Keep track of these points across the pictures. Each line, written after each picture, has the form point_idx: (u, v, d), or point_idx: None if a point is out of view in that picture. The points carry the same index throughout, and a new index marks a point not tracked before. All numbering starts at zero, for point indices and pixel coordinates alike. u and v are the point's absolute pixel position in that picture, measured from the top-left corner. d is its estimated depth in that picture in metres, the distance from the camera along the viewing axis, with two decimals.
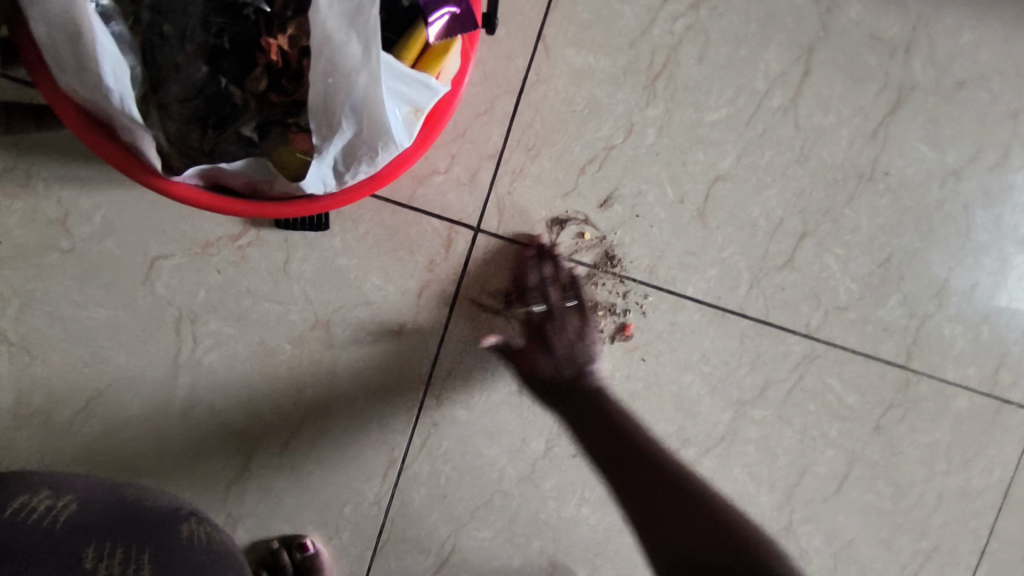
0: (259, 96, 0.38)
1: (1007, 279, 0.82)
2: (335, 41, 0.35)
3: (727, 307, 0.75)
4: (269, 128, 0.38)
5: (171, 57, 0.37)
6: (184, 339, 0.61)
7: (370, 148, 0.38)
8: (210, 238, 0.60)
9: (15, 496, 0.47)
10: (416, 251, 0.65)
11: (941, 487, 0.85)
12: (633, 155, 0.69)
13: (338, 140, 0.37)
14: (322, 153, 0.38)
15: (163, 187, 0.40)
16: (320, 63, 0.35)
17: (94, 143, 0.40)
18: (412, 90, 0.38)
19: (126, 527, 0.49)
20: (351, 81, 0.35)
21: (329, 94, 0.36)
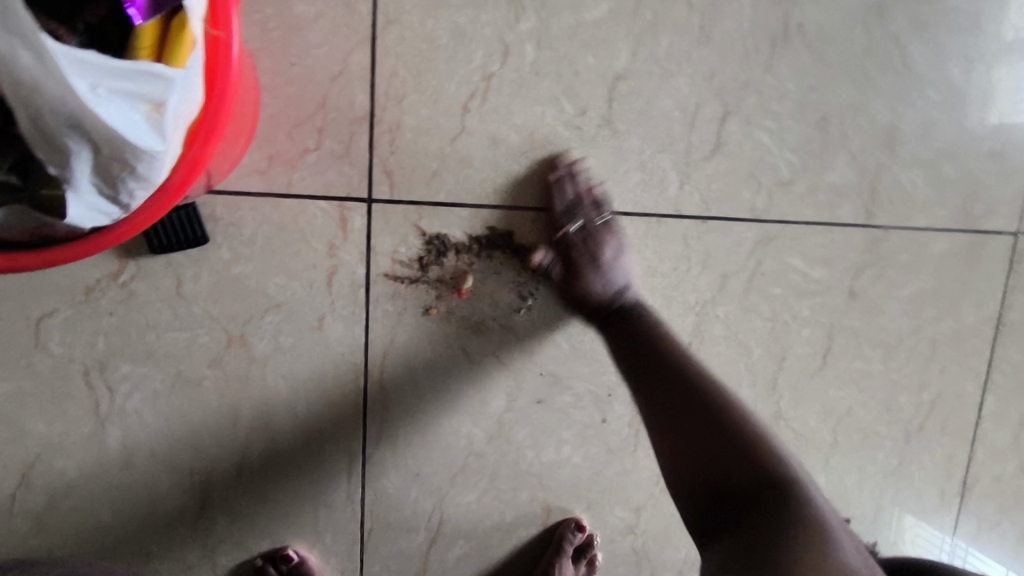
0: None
1: (958, 105, 0.75)
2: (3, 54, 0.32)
3: (662, 212, 0.70)
4: (27, 164, 0.38)
5: None
6: (98, 391, 0.59)
7: (121, 163, 0.36)
8: (90, 283, 0.57)
9: None
10: (313, 239, 0.61)
11: (931, 336, 0.81)
12: (517, 78, 0.64)
13: (81, 163, 0.36)
14: (74, 183, 0.37)
15: None
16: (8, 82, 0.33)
17: None
18: (138, 85, 0.35)
19: None
20: (47, 96, 0.33)
21: (39, 117, 0.34)
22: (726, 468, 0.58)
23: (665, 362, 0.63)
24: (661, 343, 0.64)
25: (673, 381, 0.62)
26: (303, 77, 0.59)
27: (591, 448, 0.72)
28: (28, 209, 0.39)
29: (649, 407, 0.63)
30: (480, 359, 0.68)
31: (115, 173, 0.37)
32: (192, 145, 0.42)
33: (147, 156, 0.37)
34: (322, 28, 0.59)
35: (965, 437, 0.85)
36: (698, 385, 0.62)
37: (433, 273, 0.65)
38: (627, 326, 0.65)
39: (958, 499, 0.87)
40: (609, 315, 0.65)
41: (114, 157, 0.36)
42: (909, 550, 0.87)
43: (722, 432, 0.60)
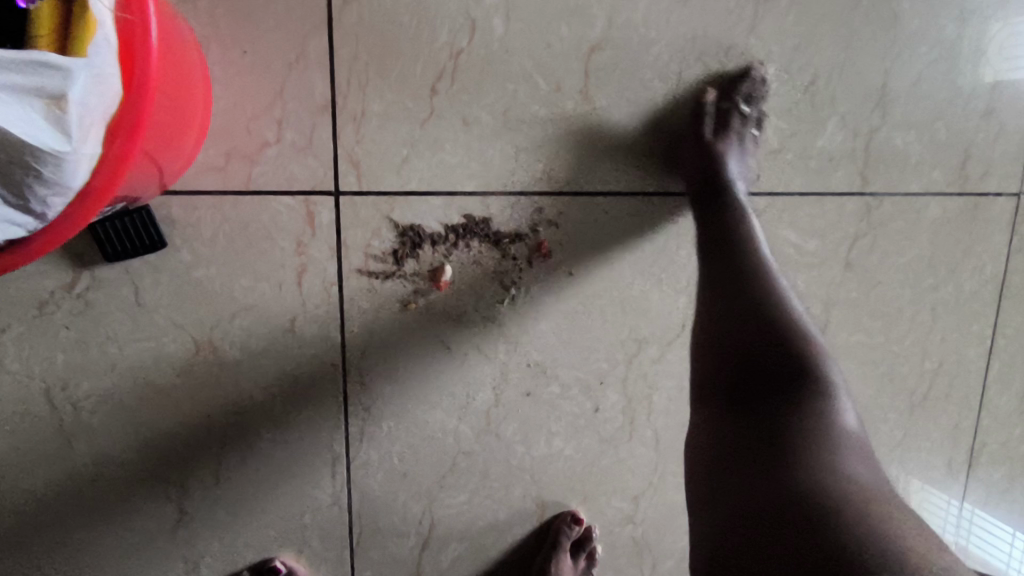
0: None
1: (952, 60, 0.72)
2: None
3: (648, 189, 0.67)
4: None
5: None
6: (60, 409, 0.56)
7: (22, 164, 0.34)
8: (43, 295, 0.54)
9: None
10: (279, 237, 0.58)
11: (932, 304, 0.78)
12: (486, 55, 0.60)
13: None
14: None
15: None
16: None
17: None
18: (28, 77, 0.32)
19: None
20: None
21: None
22: (783, 424, 0.52)
23: (740, 296, 0.58)
24: (750, 278, 0.59)
25: (739, 315, 0.57)
26: (256, 65, 0.55)
27: (584, 438, 0.70)
28: None
29: (701, 330, 0.60)
30: (463, 353, 0.65)
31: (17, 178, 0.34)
32: (114, 141, 0.37)
33: (50, 158, 0.34)
34: (273, 11, 0.55)
35: (969, 405, 0.83)
36: (773, 333, 0.56)
37: (409, 266, 0.61)
38: (723, 248, 0.60)
39: (965, 468, 0.85)
40: (708, 219, 0.63)
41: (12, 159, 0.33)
42: (916, 517, 0.86)
43: (786, 394, 0.54)
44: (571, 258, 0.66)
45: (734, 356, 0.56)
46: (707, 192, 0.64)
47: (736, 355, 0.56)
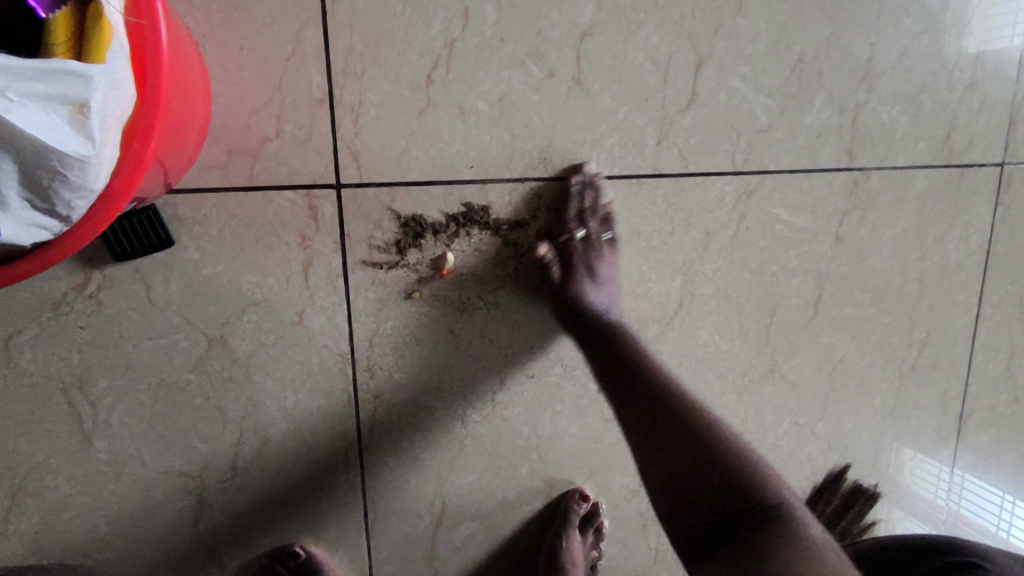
0: None
1: (937, 33, 0.73)
2: None
3: (642, 172, 0.68)
4: None
5: None
6: (79, 407, 0.57)
7: (48, 171, 0.34)
8: (56, 297, 0.55)
9: None
10: (283, 231, 0.59)
11: (920, 274, 0.80)
12: (480, 43, 0.61)
13: (5, 176, 0.33)
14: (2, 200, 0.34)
15: None
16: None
17: None
18: (52, 85, 0.33)
19: None
20: None
21: None
22: (716, 479, 0.59)
23: (651, 405, 0.63)
24: (668, 401, 0.64)
25: (656, 412, 0.63)
26: (254, 60, 0.56)
27: (588, 417, 0.72)
28: None
29: (642, 452, 0.64)
30: (468, 339, 0.67)
31: (42, 182, 0.34)
32: (132, 145, 0.39)
33: (76, 161, 0.34)
34: (268, 6, 0.55)
35: (959, 371, 0.86)
36: (698, 430, 0.62)
37: (413, 256, 0.63)
38: (621, 364, 0.65)
39: (955, 433, 0.88)
40: (596, 351, 0.66)
41: (37, 165, 0.34)
42: (908, 484, 0.88)
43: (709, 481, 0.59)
44: (569, 242, 0.67)
45: (669, 425, 0.63)
46: (578, 326, 0.66)
47: (673, 428, 0.62)
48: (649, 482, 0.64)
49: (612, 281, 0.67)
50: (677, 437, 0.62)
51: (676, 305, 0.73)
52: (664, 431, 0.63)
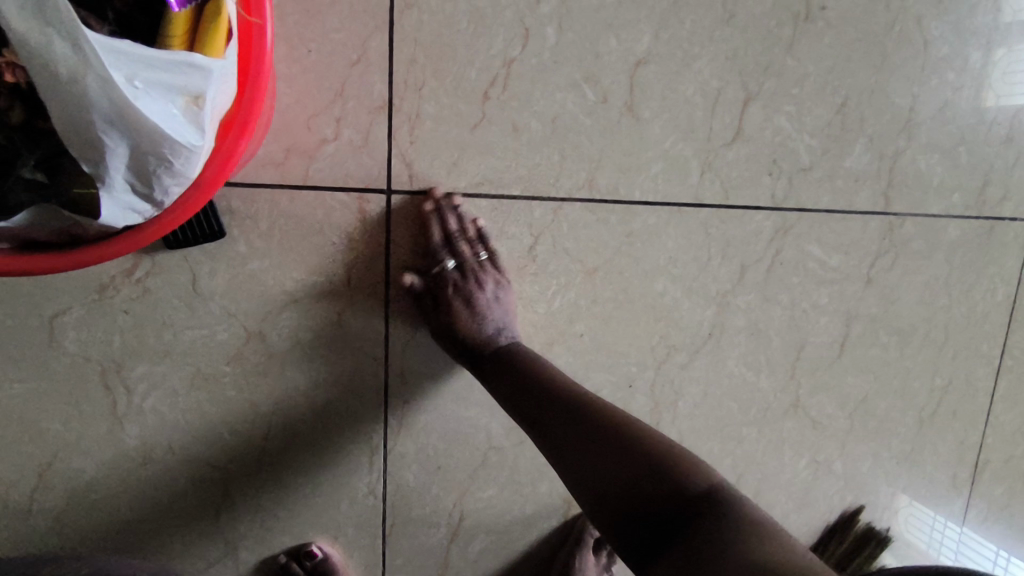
0: (25, 127, 0.35)
1: (981, 88, 0.74)
2: (38, 45, 0.30)
3: (683, 201, 0.69)
4: (56, 160, 0.36)
5: None
6: (116, 390, 0.57)
7: (158, 158, 0.35)
8: (103, 279, 0.55)
9: None
10: (330, 232, 0.60)
11: (946, 322, 0.81)
12: (538, 64, 0.62)
13: (116, 159, 0.35)
14: (107, 180, 0.35)
15: None
16: (39, 77, 0.31)
17: None
18: (176, 76, 0.34)
19: None
20: (84, 90, 0.32)
21: (75, 113, 0.32)
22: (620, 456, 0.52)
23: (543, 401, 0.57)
24: (551, 390, 0.57)
25: (546, 405, 0.57)
26: (320, 63, 0.57)
27: None
28: (58, 208, 0.37)
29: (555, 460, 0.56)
30: None
31: (150, 168, 0.35)
32: (226, 137, 0.40)
33: (183, 150, 0.35)
34: (339, 11, 0.56)
35: (976, 422, 0.86)
36: (597, 419, 0.54)
37: None
38: (508, 371, 0.60)
39: (968, 483, 0.88)
40: (497, 368, 0.61)
41: (150, 151, 0.35)
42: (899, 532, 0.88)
43: (614, 459, 0.52)
44: (607, 264, 0.68)
45: (563, 415, 0.56)
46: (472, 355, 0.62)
47: (564, 417, 0.56)
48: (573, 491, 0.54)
49: (507, 305, 0.63)
50: (575, 422, 0.55)
51: (706, 334, 0.74)
52: (558, 424, 0.56)
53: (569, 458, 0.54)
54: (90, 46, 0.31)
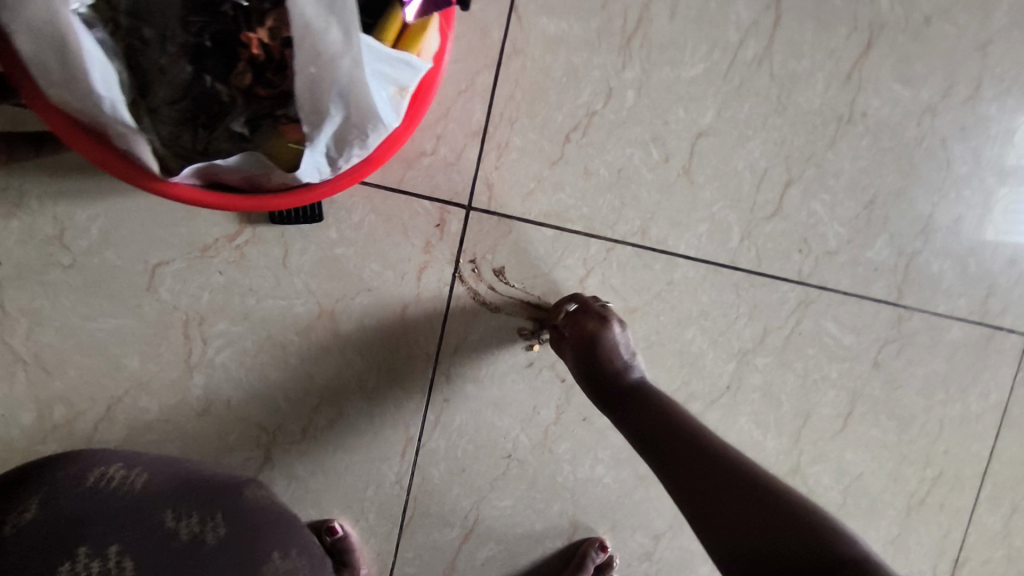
0: (245, 91, 0.40)
1: (991, 212, 0.82)
2: (315, 28, 0.36)
3: (721, 261, 0.76)
4: (260, 121, 0.40)
5: (154, 59, 0.38)
6: (193, 341, 0.62)
7: (360, 131, 0.41)
8: (208, 240, 0.61)
9: (92, 465, 0.48)
10: (411, 233, 0.66)
11: (942, 416, 0.87)
12: (615, 119, 0.70)
13: (328, 126, 0.39)
14: (314, 142, 0.40)
15: (162, 189, 0.43)
16: (302, 52, 0.36)
17: (91, 153, 0.42)
18: (395, 69, 0.40)
19: (193, 494, 0.50)
20: (336, 68, 0.37)
21: (316, 85, 0.37)
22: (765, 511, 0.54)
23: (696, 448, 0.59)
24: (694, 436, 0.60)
25: (688, 447, 0.59)
26: None
27: (624, 469, 0.77)
28: (262, 157, 0.42)
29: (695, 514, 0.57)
30: (538, 370, 0.72)
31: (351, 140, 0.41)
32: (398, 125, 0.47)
33: (380, 129, 0.41)
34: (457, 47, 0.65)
35: (960, 517, 0.90)
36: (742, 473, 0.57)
37: (515, 284, 0.70)
38: (641, 408, 0.63)
39: None
40: (632, 406, 0.64)
41: (356, 125, 0.40)
42: None
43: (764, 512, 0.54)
44: (646, 305, 0.75)
45: (707, 462, 0.58)
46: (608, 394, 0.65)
47: (710, 464, 0.58)
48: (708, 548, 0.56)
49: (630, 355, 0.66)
50: (718, 471, 0.57)
51: (724, 388, 0.80)
52: (701, 468, 0.58)
53: (714, 503, 0.56)
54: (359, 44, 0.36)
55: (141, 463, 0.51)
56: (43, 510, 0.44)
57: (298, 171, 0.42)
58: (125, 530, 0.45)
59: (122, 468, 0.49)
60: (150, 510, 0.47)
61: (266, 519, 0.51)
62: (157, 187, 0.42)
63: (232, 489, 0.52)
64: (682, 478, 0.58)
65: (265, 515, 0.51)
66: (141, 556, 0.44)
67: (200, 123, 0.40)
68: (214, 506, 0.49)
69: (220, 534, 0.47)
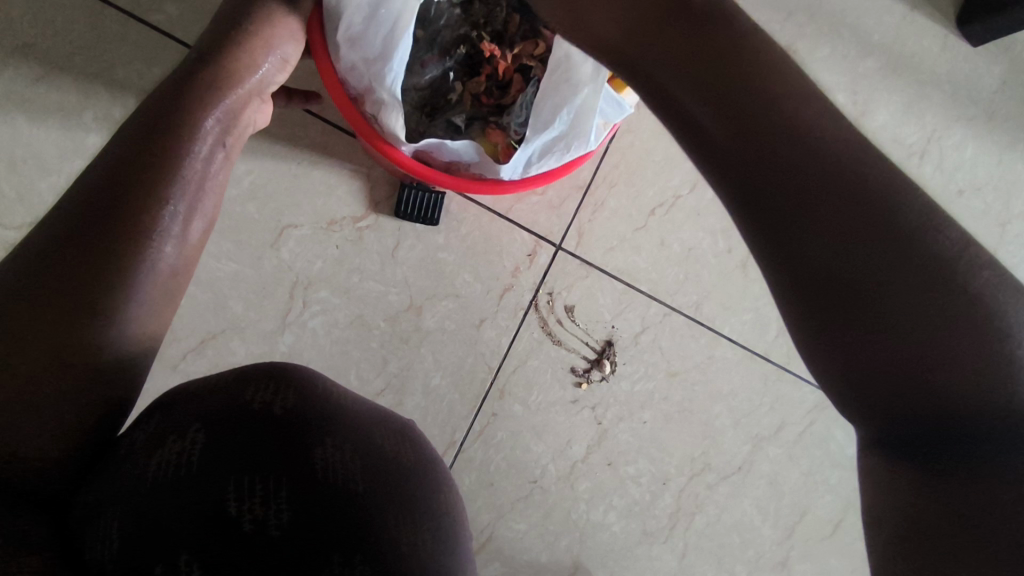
0: (473, 96, 0.61)
1: None
2: (573, 60, 0.56)
3: (756, 350, 0.83)
4: (475, 119, 0.61)
5: (417, 55, 0.60)
6: (294, 301, 0.68)
7: (565, 146, 0.58)
8: (336, 217, 0.69)
9: (313, 376, 0.42)
10: (505, 256, 0.74)
11: None
12: (696, 206, 0.81)
13: (546, 134, 0.57)
14: (532, 141, 0.57)
15: (388, 151, 0.56)
16: (557, 76, 0.57)
17: (347, 112, 0.56)
18: (608, 107, 0.57)
19: (386, 422, 0.43)
20: (575, 92, 0.56)
21: (551, 103, 0.57)
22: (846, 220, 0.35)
23: (888, 203, 0.35)
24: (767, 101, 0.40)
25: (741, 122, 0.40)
26: None
27: (634, 522, 0.80)
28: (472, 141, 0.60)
29: (830, 333, 0.35)
30: (580, 408, 0.78)
31: (555, 149, 0.58)
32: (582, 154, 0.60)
33: (577, 148, 0.58)
34: None
35: None
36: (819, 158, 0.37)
37: (580, 324, 0.77)
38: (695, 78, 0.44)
39: None
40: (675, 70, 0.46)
41: (564, 141, 0.58)
42: None
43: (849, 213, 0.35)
44: (685, 371, 0.81)
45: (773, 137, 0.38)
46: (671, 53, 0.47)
47: (776, 133, 0.38)
48: (815, 373, 0.37)
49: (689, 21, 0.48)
50: (787, 149, 0.37)
51: (736, 466, 0.83)
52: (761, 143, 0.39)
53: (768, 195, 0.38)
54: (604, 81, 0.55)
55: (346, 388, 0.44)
56: (299, 399, 0.38)
57: (505, 166, 0.57)
58: (353, 439, 0.38)
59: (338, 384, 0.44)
60: (367, 425, 0.41)
61: (441, 467, 0.44)
62: (383, 147, 0.56)
63: (418, 438, 0.45)
64: (743, 160, 0.39)
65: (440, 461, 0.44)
66: (371, 462, 0.37)
67: (431, 107, 0.61)
68: (408, 439, 0.43)
69: (414, 460, 0.40)
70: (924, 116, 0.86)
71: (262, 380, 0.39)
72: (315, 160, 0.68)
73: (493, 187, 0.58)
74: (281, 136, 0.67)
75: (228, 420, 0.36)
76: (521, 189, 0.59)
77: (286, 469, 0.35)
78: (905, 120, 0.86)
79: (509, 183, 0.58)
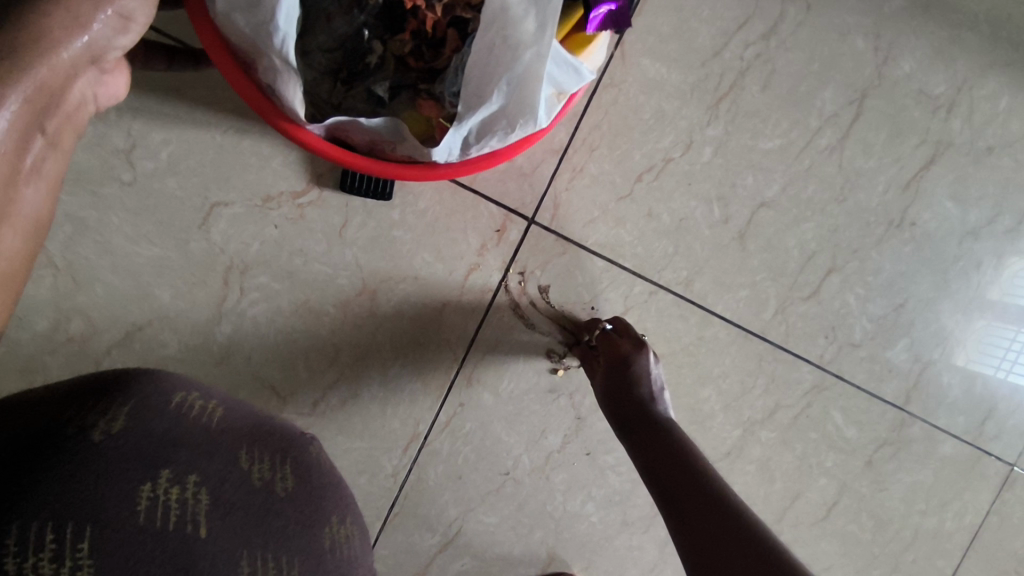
0: (397, 58, 0.50)
1: (963, 344, 0.80)
2: (513, 14, 0.45)
3: (751, 329, 0.76)
4: (401, 89, 0.51)
5: (324, 7, 0.49)
6: (231, 288, 0.62)
7: (509, 121, 0.49)
8: (273, 192, 0.61)
9: (170, 389, 0.41)
10: (469, 233, 0.66)
11: (918, 527, 0.83)
12: (688, 170, 0.71)
13: (483, 110, 0.48)
14: (466, 120, 0.48)
15: (296, 134, 0.49)
16: (495, 36, 0.46)
17: (242, 89, 0.48)
18: (562, 72, 0.48)
19: (263, 438, 0.44)
20: (517, 56, 0.46)
21: (489, 72, 0.47)
22: None
23: None
24: None
25: None
26: None
27: (613, 513, 0.75)
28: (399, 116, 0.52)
29: None
30: (556, 397, 0.71)
31: (498, 127, 0.49)
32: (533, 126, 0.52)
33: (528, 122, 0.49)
34: None
35: None
36: None
37: (556, 305, 0.70)
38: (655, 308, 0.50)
39: None
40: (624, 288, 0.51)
41: (509, 115, 0.49)
42: None
43: None
44: (671, 354, 0.75)
45: None
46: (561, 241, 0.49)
47: None
48: None
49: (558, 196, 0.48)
50: None
51: (724, 452, 0.78)
52: None
53: None
54: (552, 40, 0.45)
55: (208, 394, 0.44)
56: (130, 426, 0.36)
57: (436, 148, 0.49)
58: (210, 465, 0.38)
59: (199, 396, 0.43)
60: (227, 447, 0.40)
61: (330, 483, 0.46)
62: (287, 128, 0.49)
63: (306, 450, 0.47)
64: None
65: (327, 483, 0.46)
66: (217, 494, 0.37)
67: (345, 74, 0.51)
68: (289, 457, 0.44)
69: (289, 486, 0.42)
70: (956, 63, 0.74)
71: (91, 402, 0.37)
72: (244, 127, 0.59)
73: (428, 172, 0.51)
74: (201, 99, 0.58)
75: (35, 446, 0.33)
76: (461, 172, 0.52)
77: (104, 509, 0.33)
78: (934, 67, 0.74)
79: (446, 166, 0.51)
